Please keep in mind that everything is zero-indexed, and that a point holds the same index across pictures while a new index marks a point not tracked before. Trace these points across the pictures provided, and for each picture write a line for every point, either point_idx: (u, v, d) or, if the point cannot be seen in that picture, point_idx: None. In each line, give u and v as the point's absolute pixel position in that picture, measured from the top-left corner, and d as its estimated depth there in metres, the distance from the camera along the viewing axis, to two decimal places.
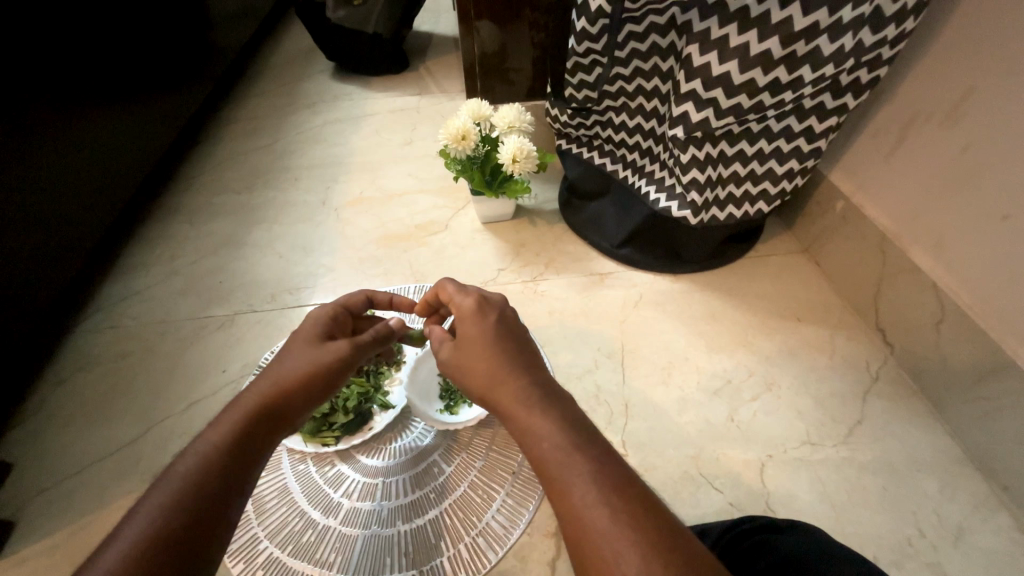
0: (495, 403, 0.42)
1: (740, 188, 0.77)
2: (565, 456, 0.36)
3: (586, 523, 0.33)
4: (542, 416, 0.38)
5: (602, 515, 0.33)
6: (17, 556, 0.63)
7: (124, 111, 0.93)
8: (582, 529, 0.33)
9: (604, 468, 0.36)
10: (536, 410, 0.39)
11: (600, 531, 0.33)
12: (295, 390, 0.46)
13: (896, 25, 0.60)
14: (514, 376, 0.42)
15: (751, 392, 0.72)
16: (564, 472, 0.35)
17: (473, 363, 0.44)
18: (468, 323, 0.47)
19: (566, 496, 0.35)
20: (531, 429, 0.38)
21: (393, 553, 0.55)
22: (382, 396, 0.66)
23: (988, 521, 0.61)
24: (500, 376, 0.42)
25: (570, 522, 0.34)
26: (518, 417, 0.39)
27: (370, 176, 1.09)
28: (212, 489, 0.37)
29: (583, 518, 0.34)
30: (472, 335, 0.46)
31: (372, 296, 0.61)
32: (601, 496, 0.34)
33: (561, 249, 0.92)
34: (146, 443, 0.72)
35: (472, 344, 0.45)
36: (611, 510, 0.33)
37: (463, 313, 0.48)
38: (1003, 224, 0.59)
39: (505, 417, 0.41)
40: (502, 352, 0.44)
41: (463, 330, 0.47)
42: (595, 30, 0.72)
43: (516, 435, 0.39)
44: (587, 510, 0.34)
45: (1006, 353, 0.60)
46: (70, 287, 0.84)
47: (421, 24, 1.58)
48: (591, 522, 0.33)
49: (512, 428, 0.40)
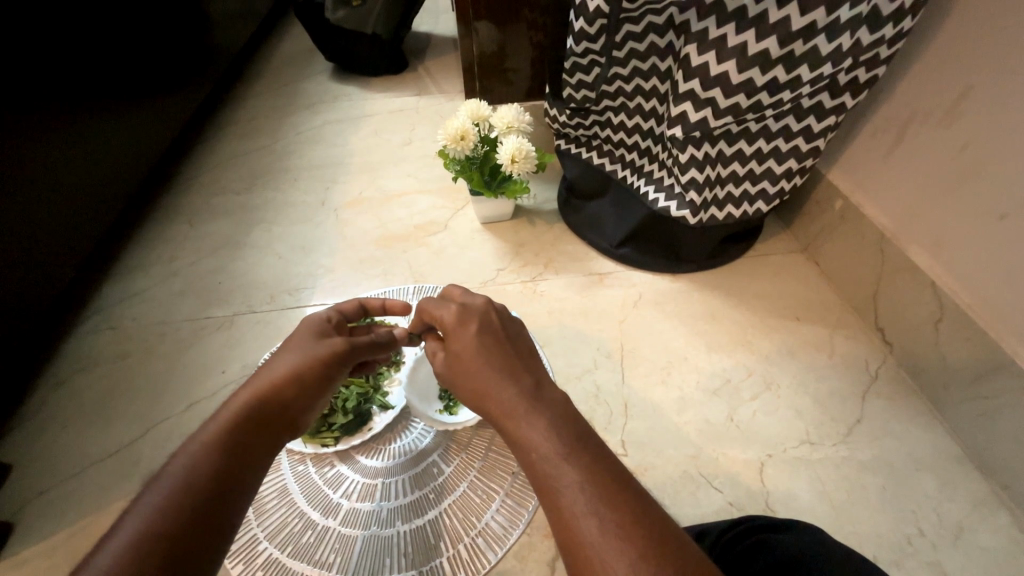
0: (488, 409, 0.42)
1: (738, 188, 0.77)
2: (555, 466, 0.36)
3: (576, 532, 0.33)
4: (531, 423, 0.38)
5: (592, 524, 0.33)
6: (16, 557, 0.63)
7: (122, 112, 0.93)
8: (573, 538, 0.34)
9: (595, 475, 0.35)
10: (525, 416, 0.39)
11: (590, 541, 0.33)
12: (288, 387, 0.46)
13: (894, 25, 0.60)
14: (503, 383, 0.42)
15: (751, 392, 0.72)
16: (555, 480, 0.36)
17: (464, 369, 0.45)
18: (454, 332, 0.47)
19: (556, 503, 0.35)
20: (522, 437, 0.38)
21: (393, 553, 0.55)
22: (381, 397, 0.67)
23: (987, 520, 0.61)
24: (490, 383, 0.42)
25: (561, 530, 0.34)
26: (509, 425, 0.40)
27: (370, 176, 1.09)
28: (205, 490, 0.37)
29: (575, 528, 0.34)
30: (461, 342, 0.46)
31: (365, 303, 0.61)
32: (590, 503, 0.34)
33: (560, 249, 0.92)
34: (146, 444, 0.72)
35: (461, 354, 0.45)
36: (601, 518, 0.33)
37: (448, 323, 0.48)
38: (999, 223, 0.59)
39: (498, 423, 0.41)
40: (492, 358, 0.44)
41: (450, 339, 0.47)
42: (593, 30, 0.72)
43: (507, 442, 0.40)
44: (577, 519, 0.34)
45: (1006, 353, 0.60)
46: (70, 288, 0.84)
47: (421, 24, 1.59)
48: (582, 532, 0.33)
49: (505, 434, 0.40)
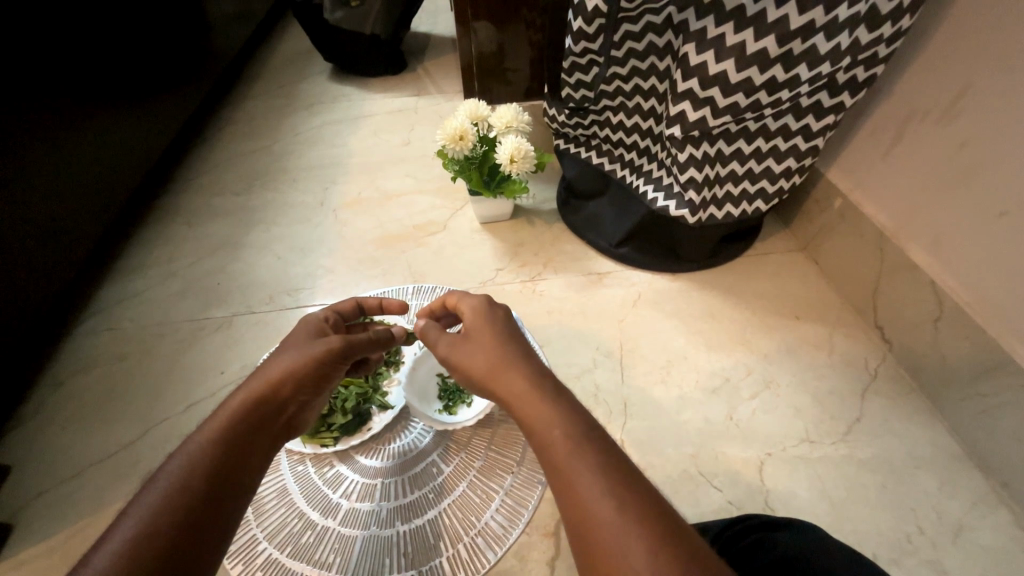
0: (500, 394, 0.43)
1: (737, 187, 0.77)
2: (573, 448, 0.37)
3: (591, 514, 0.34)
4: (544, 406, 0.39)
5: (607, 507, 0.34)
6: (16, 558, 0.63)
7: (122, 113, 0.93)
8: (587, 521, 0.34)
9: (609, 462, 0.36)
10: (539, 399, 0.40)
11: (606, 522, 0.33)
12: (285, 385, 0.46)
13: (892, 24, 0.60)
14: (518, 370, 0.43)
15: (750, 390, 0.72)
16: (572, 461, 0.36)
17: (478, 355, 0.46)
18: (474, 321, 0.50)
19: (571, 485, 0.35)
20: (538, 420, 0.39)
21: (392, 553, 0.55)
22: (381, 397, 0.66)
23: (987, 518, 0.61)
24: (504, 373, 0.44)
25: (575, 513, 0.35)
26: (522, 411, 0.41)
27: (369, 176, 1.09)
28: (200, 490, 0.37)
29: (589, 511, 0.34)
30: (479, 337, 0.48)
31: (362, 302, 0.62)
32: (607, 487, 0.35)
33: (559, 248, 0.92)
34: (147, 444, 0.72)
35: (478, 343, 0.47)
36: (618, 502, 0.34)
37: (473, 310, 0.51)
38: (999, 221, 0.59)
39: (509, 407, 0.42)
40: (506, 347, 0.46)
41: (470, 329, 0.50)
42: (591, 30, 0.73)
43: (520, 425, 0.40)
44: (594, 501, 0.34)
45: (1006, 351, 0.60)
46: (70, 288, 0.85)
47: (420, 24, 1.59)
48: (598, 514, 0.34)
49: (517, 417, 0.41)
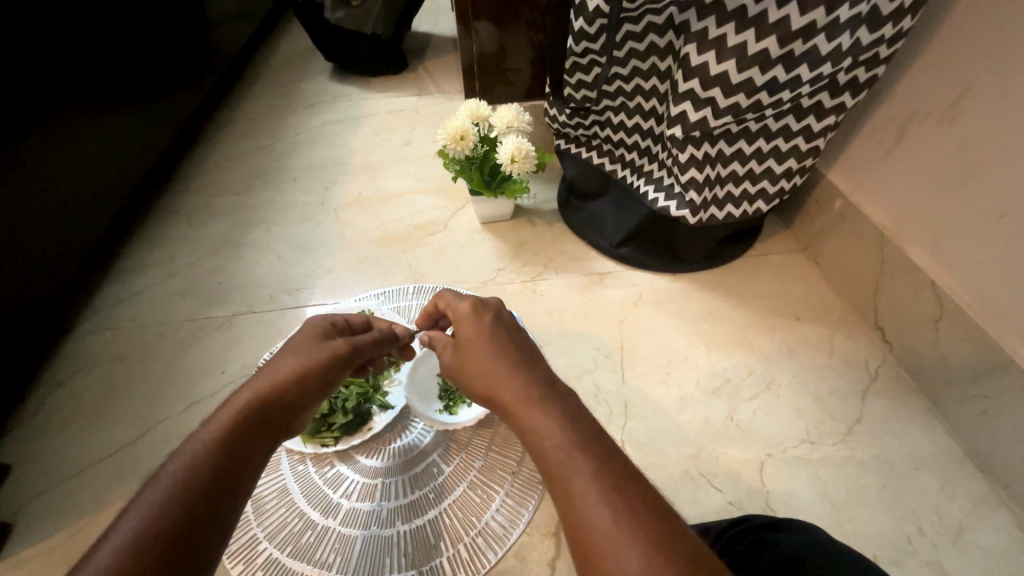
0: (498, 399, 0.43)
1: (738, 187, 0.77)
2: (567, 454, 0.37)
3: (587, 521, 0.34)
4: (542, 411, 0.40)
5: (604, 512, 0.34)
6: (16, 557, 0.63)
7: (120, 111, 0.93)
8: (583, 527, 0.34)
9: (606, 467, 0.36)
10: (536, 406, 0.41)
11: (601, 528, 0.33)
12: (289, 388, 0.46)
13: (893, 25, 0.60)
14: (515, 376, 0.44)
15: (751, 391, 0.72)
16: (566, 467, 0.36)
17: (476, 360, 0.47)
18: (467, 323, 0.51)
19: (567, 491, 0.35)
20: (533, 426, 0.39)
21: (392, 553, 0.55)
22: (381, 397, 0.66)
23: (988, 520, 0.61)
24: (500, 378, 0.44)
25: (572, 518, 0.35)
26: (520, 417, 0.41)
27: (370, 175, 1.09)
28: (203, 487, 0.37)
29: (585, 516, 0.34)
30: (474, 341, 0.48)
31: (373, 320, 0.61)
32: (603, 492, 0.34)
33: (560, 248, 0.92)
34: (146, 444, 0.72)
35: (477, 349, 0.48)
36: (613, 508, 0.34)
37: (464, 315, 0.52)
38: (1001, 222, 0.59)
39: (507, 414, 0.42)
40: (502, 352, 0.47)
41: (468, 332, 0.50)
42: (592, 29, 0.73)
43: (518, 432, 0.41)
44: (588, 508, 0.34)
45: (1006, 352, 0.60)
46: (70, 286, 0.85)
47: (421, 24, 1.59)
48: (592, 521, 0.34)
49: (514, 424, 0.41)
